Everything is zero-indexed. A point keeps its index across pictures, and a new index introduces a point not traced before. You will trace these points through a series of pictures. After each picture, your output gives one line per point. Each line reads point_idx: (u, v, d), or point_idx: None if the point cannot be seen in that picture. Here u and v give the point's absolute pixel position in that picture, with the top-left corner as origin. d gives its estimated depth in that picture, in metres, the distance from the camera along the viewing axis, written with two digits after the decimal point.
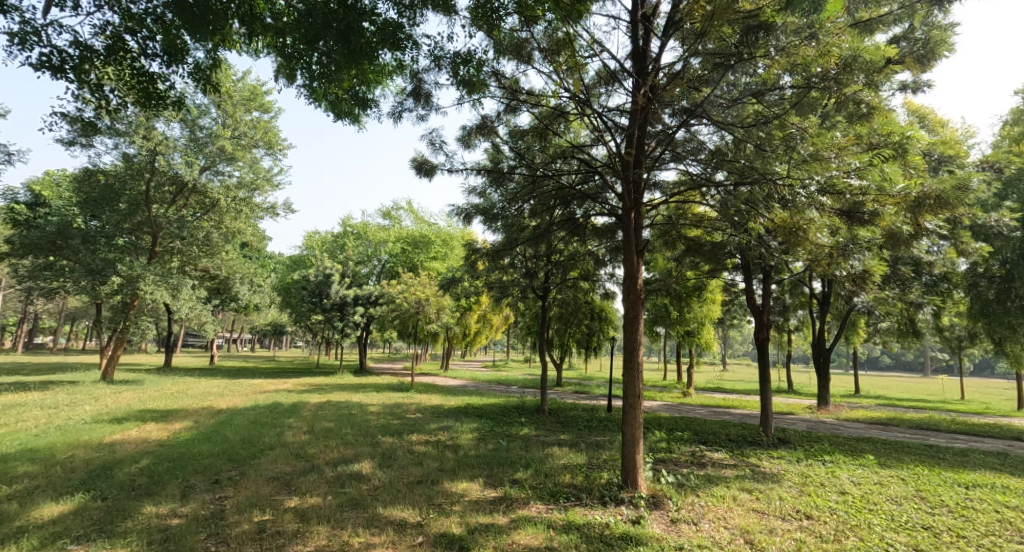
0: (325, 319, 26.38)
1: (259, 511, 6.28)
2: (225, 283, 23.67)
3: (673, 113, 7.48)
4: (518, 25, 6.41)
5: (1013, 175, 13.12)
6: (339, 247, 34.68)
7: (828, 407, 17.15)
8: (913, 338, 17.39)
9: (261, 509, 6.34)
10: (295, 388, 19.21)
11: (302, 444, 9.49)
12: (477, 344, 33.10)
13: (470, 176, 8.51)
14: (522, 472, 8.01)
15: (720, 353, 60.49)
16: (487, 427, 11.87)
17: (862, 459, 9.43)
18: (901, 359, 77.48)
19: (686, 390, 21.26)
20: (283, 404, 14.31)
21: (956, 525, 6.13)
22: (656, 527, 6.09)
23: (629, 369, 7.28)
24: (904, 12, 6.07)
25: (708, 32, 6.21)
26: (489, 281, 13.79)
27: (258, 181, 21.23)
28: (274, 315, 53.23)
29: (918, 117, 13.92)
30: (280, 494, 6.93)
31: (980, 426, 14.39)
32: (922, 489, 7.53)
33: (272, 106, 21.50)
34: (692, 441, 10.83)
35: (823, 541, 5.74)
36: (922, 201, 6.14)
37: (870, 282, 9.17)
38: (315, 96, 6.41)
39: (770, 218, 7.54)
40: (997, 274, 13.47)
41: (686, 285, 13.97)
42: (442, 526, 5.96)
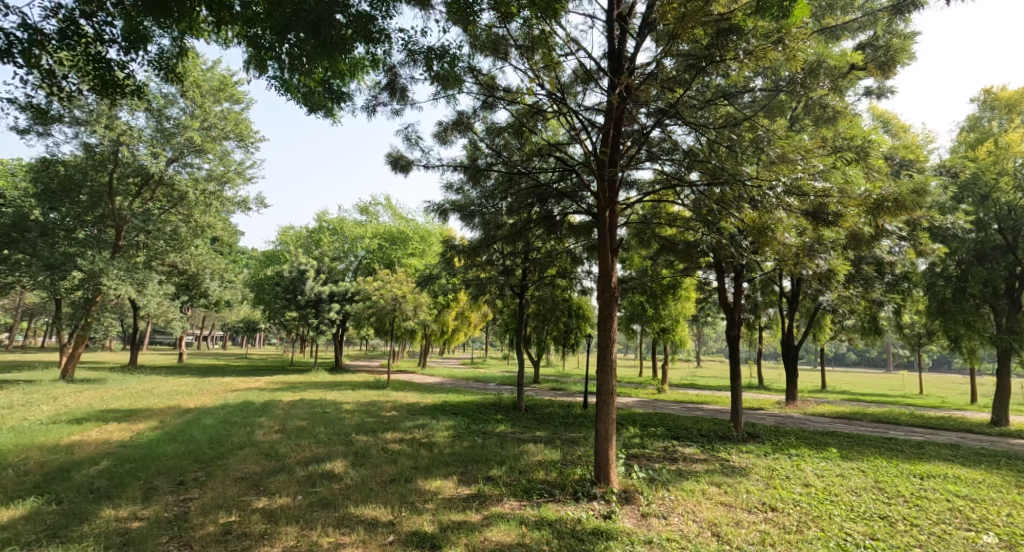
0: (299, 316, 25.95)
1: (225, 512, 6.17)
2: (195, 279, 23.03)
3: (648, 114, 7.55)
4: (494, 21, 6.41)
5: (969, 179, 13.77)
6: (314, 242, 34.04)
7: (796, 403, 17.66)
8: (875, 334, 18.04)
9: (227, 510, 6.23)
10: (267, 387, 18.77)
11: (271, 443, 9.29)
12: (453, 342, 33.02)
13: (447, 172, 8.44)
14: (496, 469, 8.04)
15: (694, 349, 61.58)
16: (463, 424, 11.86)
17: (826, 452, 9.74)
18: (866, 355, 80.22)
19: (660, 387, 21.52)
20: (254, 403, 14.01)
21: (910, 515, 6.38)
22: (627, 521, 6.18)
23: (603, 365, 7.37)
24: (868, 20, 6.25)
25: (681, 34, 6.27)
26: (466, 278, 13.74)
27: (229, 174, 20.76)
28: (247, 312, 52.06)
29: (882, 122, 14.40)
30: (248, 494, 6.81)
31: (936, 419, 15.01)
32: (880, 480, 7.82)
33: (243, 97, 20.97)
34: (665, 436, 11.02)
35: (787, 532, 5.90)
36: (881, 203, 6.39)
37: (835, 281, 9.52)
38: (286, 89, 6.26)
39: (739, 218, 7.61)
40: (954, 274, 14.10)
41: (661, 283, 14.19)
42: (414, 525, 5.94)
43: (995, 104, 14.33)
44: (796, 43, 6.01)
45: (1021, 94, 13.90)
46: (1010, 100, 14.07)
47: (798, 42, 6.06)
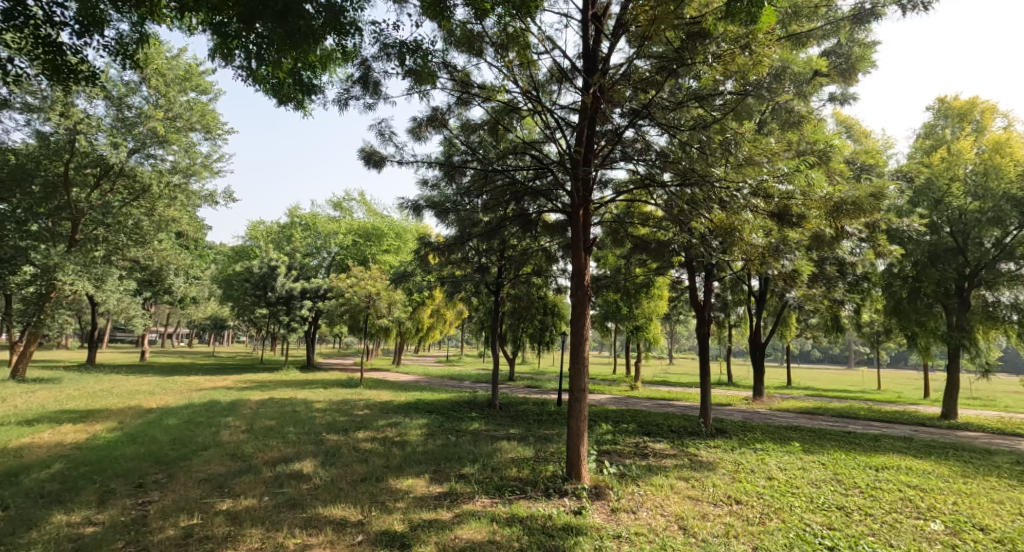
0: (269, 313, 25.47)
1: (187, 515, 6.01)
2: (158, 275, 22.20)
3: (622, 114, 7.64)
4: (469, 17, 6.37)
5: (924, 184, 14.37)
6: (286, 239, 33.18)
7: (763, 399, 18.09)
8: (837, 333, 18.68)
9: (189, 513, 6.07)
10: (234, 386, 18.23)
11: (238, 444, 9.09)
12: (427, 340, 32.88)
13: (421, 168, 8.34)
14: (469, 468, 8.02)
15: (666, 346, 62.68)
16: (437, 423, 11.77)
17: (789, 446, 10.05)
18: (829, 353, 83.12)
19: (633, 384, 21.79)
20: (220, 403, 13.63)
21: (865, 505, 6.63)
22: (597, 517, 6.27)
23: (575, 363, 7.43)
24: (832, 28, 6.44)
25: (652, 35, 6.35)
26: (441, 276, 13.63)
27: (195, 166, 20.09)
28: (215, 309, 50.66)
29: (846, 127, 14.90)
30: (211, 496, 6.66)
31: (891, 413, 15.66)
32: (838, 472, 8.11)
33: (210, 87, 20.39)
34: (637, 433, 11.15)
35: (750, 524, 6.06)
36: (841, 206, 6.61)
37: (800, 280, 9.88)
38: (254, 79, 6.07)
39: (709, 219, 7.83)
40: (910, 274, 14.69)
41: (635, 282, 14.36)
42: (384, 524, 5.88)
43: (949, 112, 15.02)
44: (761, 49, 6.13)
45: (972, 103, 14.60)
46: (962, 110, 14.75)
47: (765, 48, 6.17)
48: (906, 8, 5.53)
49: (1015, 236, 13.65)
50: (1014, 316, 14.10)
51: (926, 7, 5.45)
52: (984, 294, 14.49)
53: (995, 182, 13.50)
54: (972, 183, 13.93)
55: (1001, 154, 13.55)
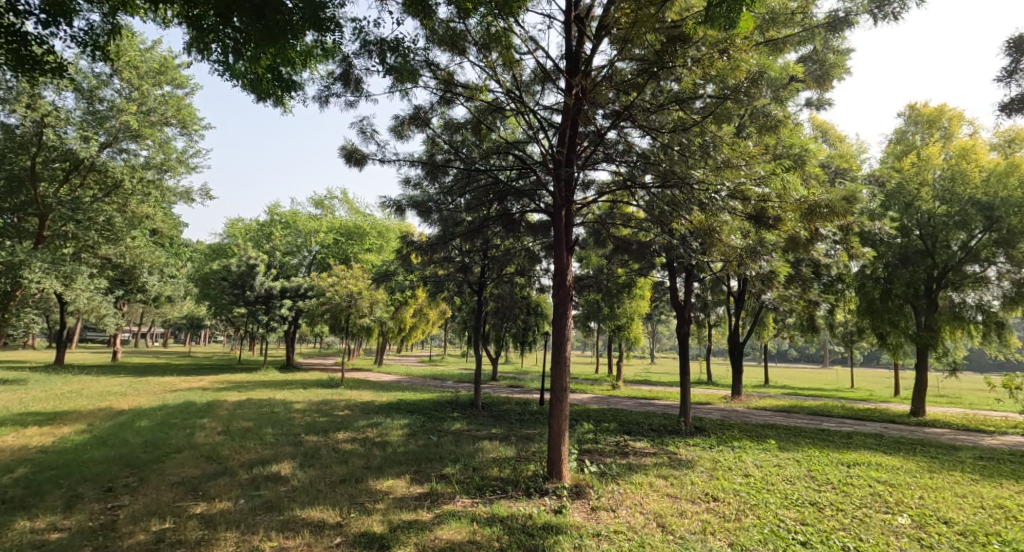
0: (248, 313, 25.01)
1: (158, 519, 5.89)
2: (130, 273, 21.69)
3: (604, 116, 7.70)
4: (452, 16, 6.35)
5: (895, 188, 14.76)
6: (265, 236, 32.59)
7: (741, 398, 18.40)
8: (812, 333, 19.11)
9: (161, 517, 5.95)
10: (211, 387, 17.90)
11: (213, 446, 8.92)
12: (410, 340, 32.79)
13: (404, 167, 8.28)
14: (450, 468, 8.00)
15: (648, 346, 63.31)
16: (418, 423, 11.72)
17: (765, 444, 10.22)
18: (804, 352, 85.06)
19: (615, 383, 21.95)
20: (196, 404, 13.39)
21: (837, 500, 6.79)
22: (577, 515, 6.30)
23: (557, 363, 7.46)
24: (808, 34, 6.54)
25: (634, 38, 6.41)
26: (423, 275, 13.54)
27: (170, 162, 19.63)
28: (190, 308, 49.63)
29: (822, 132, 15.23)
30: (184, 499, 6.53)
31: (863, 410, 16.06)
32: (812, 469, 8.28)
33: (186, 80, 19.97)
34: (618, 432, 11.24)
35: (726, 521, 6.16)
36: (815, 208, 6.75)
37: (776, 281, 10.07)
38: (231, 74, 5.94)
39: (688, 222, 7.95)
40: (882, 276, 15.05)
41: (617, 282, 14.46)
42: (363, 526, 5.83)
43: (918, 119, 15.48)
44: (739, 54, 6.31)
45: (940, 111, 15.08)
46: (931, 117, 15.23)
47: (742, 53, 6.33)
48: (876, 18, 5.68)
49: (980, 240, 14.09)
50: (979, 316, 14.71)
51: (895, 17, 5.61)
52: (951, 295, 14.96)
53: (961, 187, 13.95)
54: (940, 188, 14.32)
55: (967, 160, 14.01)
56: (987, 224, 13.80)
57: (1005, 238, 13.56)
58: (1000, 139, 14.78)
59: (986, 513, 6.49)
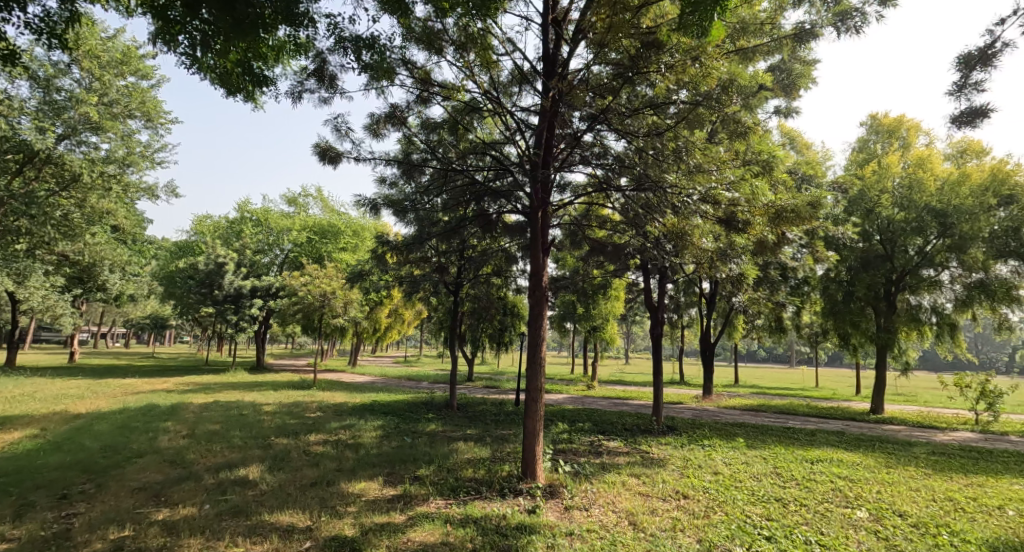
0: (216, 312, 24.41)
1: (117, 527, 5.73)
2: (89, 271, 21.15)
3: (581, 118, 7.81)
4: (430, 15, 6.35)
5: (857, 195, 15.30)
6: (235, 234, 31.87)
7: (712, 397, 18.79)
8: (780, 333, 19.62)
9: (120, 525, 5.79)
10: (176, 389, 17.39)
11: (177, 450, 8.70)
12: (385, 340, 32.50)
13: (379, 166, 8.23)
14: (424, 469, 7.98)
15: (622, 346, 64.01)
16: (392, 424, 11.64)
17: (734, 442, 10.47)
18: (773, 353, 87.46)
19: (590, 384, 22.14)
20: (159, 407, 13.02)
21: (800, 496, 7.02)
22: (551, 515, 6.36)
23: (533, 363, 7.52)
24: (776, 44, 6.74)
25: (609, 42, 6.51)
26: (399, 276, 13.44)
27: (133, 156, 19.01)
28: (154, 307, 48.11)
29: (789, 139, 15.68)
30: (145, 505, 6.36)
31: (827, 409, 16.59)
32: (778, 466, 8.54)
33: (151, 72, 19.47)
34: (592, 432, 11.36)
35: (695, 518, 6.32)
36: (781, 213, 6.97)
37: (745, 284, 10.32)
38: (199, 67, 5.79)
39: (661, 223, 8.23)
40: (845, 279, 15.57)
41: (592, 283, 14.58)
42: (334, 529, 5.79)
43: (879, 128, 16.12)
44: (710, 62, 6.41)
45: (900, 121, 15.73)
46: (891, 126, 15.88)
47: (713, 61, 6.42)
48: (840, 31, 5.91)
49: (934, 245, 14.71)
50: (934, 318, 15.46)
51: (857, 31, 5.84)
52: (908, 297, 15.59)
53: (918, 195, 14.54)
54: (899, 195, 14.92)
55: (923, 169, 14.65)
56: (941, 230, 14.42)
57: (957, 244, 14.15)
58: (954, 150, 15.46)
59: (938, 506, 6.81)
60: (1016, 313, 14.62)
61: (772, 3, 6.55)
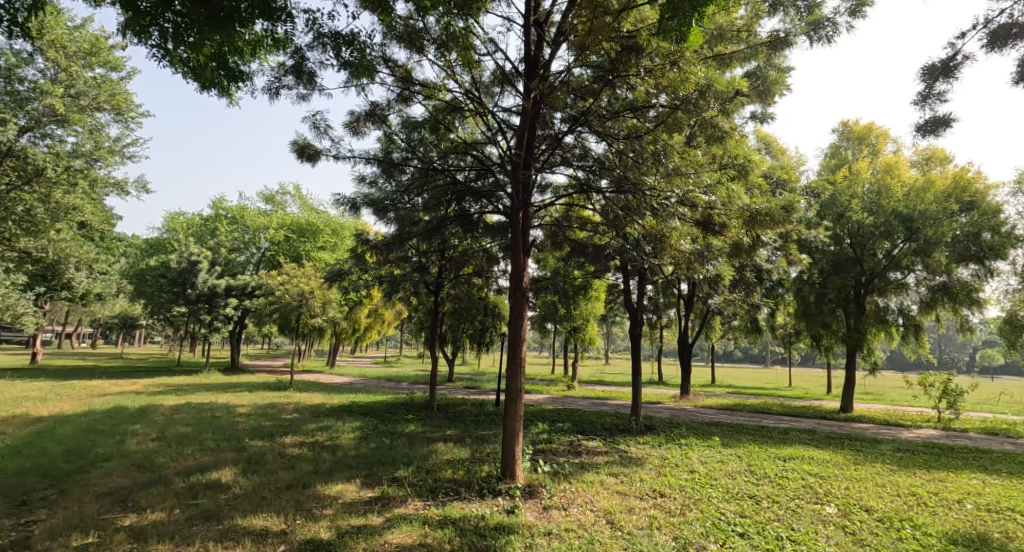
0: (188, 312, 23.89)
1: (80, 533, 5.59)
2: (54, 268, 20.25)
3: (562, 120, 7.87)
4: (411, 13, 6.32)
5: (829, 199, 15.72)
6: (209, 231, 31.25)
7: (689, 396, 19.07)
8: (755, 334, 20.02)
9: (83, 531, 5.65)
10: (145, 390, 16.96)
11: (146, 453, 8.50)
12: (365, 340, 32.21)
13: (359, 164, 8.17)
14: (403, 470, 7.95)
15: (602, 347, 64.51)
16: (371, 426, 11.56)
17: (710, 441, 10.67)
18: (749, 353, 89.25)
19: (570, 384, 22.29)
20: (128, 409, 12.70)
21: (773, 492, 7.19)
22: (529, 515, 6.40)
23: (513, 363, 7.54)
24: (752, 51, 6.89)
25: (590, 45, 6.56)
26: (379, 275, 13.34)
27: (100, 150, 18.55)
28: (123, 306, 46.91)
29: (765, 144, 16.03)
30: (111, 511, 6.21)
31: (799, 408, 16.98)
32: (751, 464, 8.72)
33: (121, 63, 18.96)
34: (571, 431, 11.45)
35: (672, 515, 6.42)
36: (756, 216, 7.13)
37: (721, 285, 10.51)
38: (171, 60, 5.67)
39: (641, 225, 8.33)
40: (817, 281, 15.97)
41: (573, 284, 14.67)
42: (309, 533, 5.73)
43: (850, 135, 16.60)
44: (689, 67, 6.60)
45: (869, 129, 16.24)
46: (861, 134, 16.38)
47: (691, 66, 6.62)
48: (812, 40, 6.08)
49: (901, 249, 15.18)
50: (900, 319, 15.89)
51: (829, 41, 6.02)
52: (876, 299, 16.05)
53: (886, 200, 15.00)
54: (868, 201, 15.38)
55: (891, 175, 15.19)
56: (907, 235, 14.90)
57: (922, 247, 14.69)
58: (920, 157, 15.98)
59: (903, 501, 7.04)
60: (976, 314, 15.20)
61: (747, 10, 6.71)
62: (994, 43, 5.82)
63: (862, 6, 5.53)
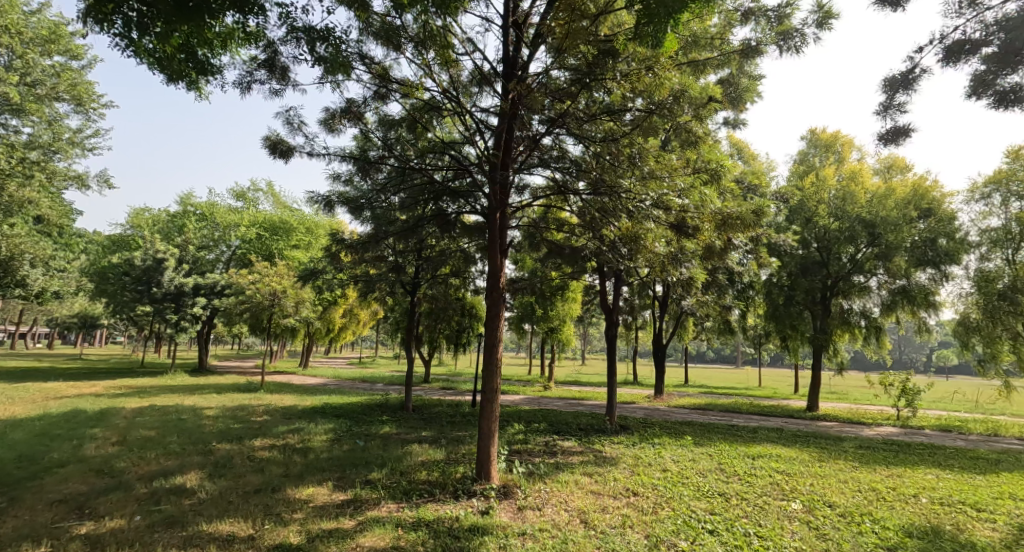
0: (153, 311, 23.17)
1: (33, 543, 5.38)
2: (7, 266, 19.17)
3: (540, 121, 7.89)
4: (388, 10, 6.27)
5: (798, 204, 16.16)
6: (177, 228, 30.39)
7: (663, 396, 19.36)
8: (727, 335, 20.44)
9: (35, 541, 5.43)
10: (107, 392, 16.39)
11: (105, 458, 8.23)
12: (339, 340, 31.75)
13: (334, 162, 8.05)
14: (376, 472, 7.87)
15: (579, 347, 64.91)
16: (344, 427, 11.40)
17: (682, 440, 10.84)
18: (721, 353, 91.04)
19: (546, 384, 22.38)
20: (87, 412, 12.24)
21: (741, 490, 7.36)
22: (504, 515, 6.41)
23: (489, 364, 7.54)
24: (725, 59, 7.03)
25: (567, 48, 6.61)
26: (354, 275, 13.17)
27: (59, 142, 18.08)
28: (84, 305, 45.16)
29: (737, 149, 16.38)
30: (67, 519, 5.99)
31: (768, 407, 17.39)
32: (722, 462, 8.91)
33: (82, 51, 18.30)
34: (547, 432, 11.50)
35: (644, 514, 6.50)
36: (727, 220, 7.30)
37: (695, 287, 10.70)
38: (136, 51, 5.48)
39: (616, 227, 8.41)
40: (785, 283, 16.40)
41: (550, 285, 14.74)
42: (278, 537, 5.63)
43: (818, 142, 17.07)
44: (663, 72, 6.62)
45: (836, 137, 16.73)
46: (828, 141, 16.87)
47: (666, 71, 6.62)
48: (782, 49, 6.24)
49: (865, 253, 15.68)
50: (863, 321, 16.25)
51: (797, 51, 6.19)
52: (842, 302, 16.31)
53: (851, 206, 15.51)
54: (834, 206, 15.87)
55: (856, 182, 15.71)
56: (870, 240, 15.44)
57: (883, 252, 15.21)
58: (882, 165, 16.54)
59: (864, 496, 7.28)
60: (933, 316, 15.83)
61: (721, 19, 6.85)
62: (948, 58, 6.06)
63: (828, 18, 5.70)
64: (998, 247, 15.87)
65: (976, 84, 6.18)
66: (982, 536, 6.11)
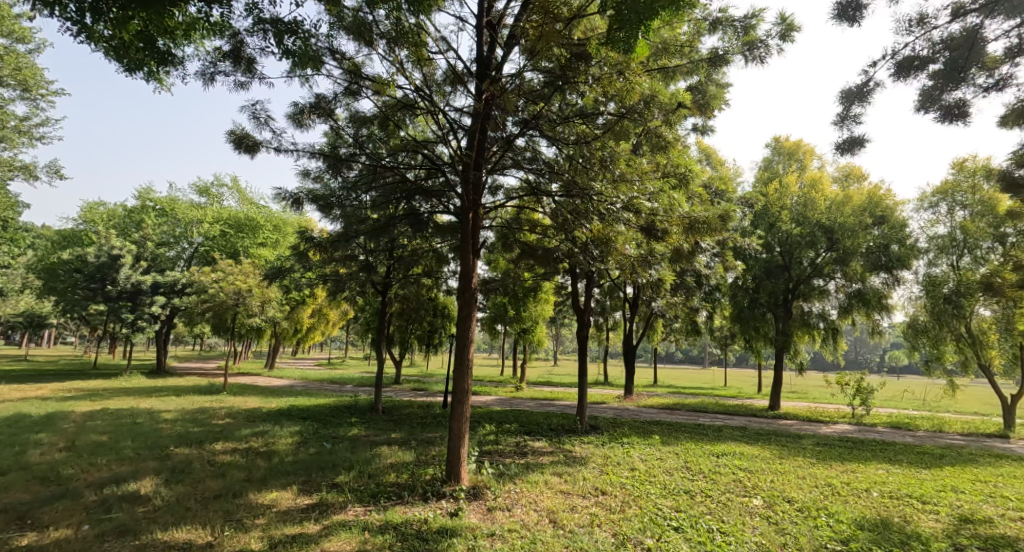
0: (108, 310, 22.21)
1: None
2: None
3: (513, 122, 7.89)
4: (359, 5, 6.17)
5: (762, 209, 16.63)
6: (134, 224, 29.26)
7: (632, 396, 19.61)
8: (694, 336, 20.86)
9: None
10: (55, 396, 15.61)
11: (51, 464, 7.84)
12: (308, 341, 31.09)
13: (302, 158, 7.87)
14: (343, 475, 7.73)
15: (551, 348, 65.25)
16: (310, 430, 11.15)
17: (650, 439, 11.00)
18: (689, 354, 92.88)
19: (518, 385, 22.42)
20: (33, 416, 11.64)
21: (705, 487, 7.52)
22: (473, 517, 6.38)
23: (460, 365, 7.49)
24: (693, 66, 7.17)
25: (540, 50, 6.64)
26: (323, 274, 12.91)
27: (3, 130, 17.14)
28: (33, 303, 42.99)
29: (705, 155, 16.77)
30: (7, 530, 5.69)
31: (733, 406, 17.78)
32: (689, 460, 9.08)
33: (28, 35, 17.43)
34: (517, 432, 11.50)
35: (612, 513, 6.57)
36: (694, 223, 7.46)
37: (664, 288, 10.87)
38: (89, 37, 5.26)
39: (588, 229, 8.40)
40: (750, 286, 16.83)
41: (522, 286, 14.76)
42: (239, 543, 5.48)
43: (781, 150, 17.61)
44: (634, 78, 6.71)
45: (798, 145, 17.29)
46: (791, 149, 17.43)
47: (636, 76, 6.74)
48: (748, 59, 6.40)
49: (824, 258, 16.25)
50: (822, 323, 16.90)
51: (761, 61, 6.37)
52: (802, 304, 16.92)
53: (811, 211, 16.05)
54: (797, 212, 16.38)
55: (816, 189, 16.27)
56: (829, 245, 16.01)
57: (841, 257, 15.83)
58: (841, 173, 17.16)
59: (820, 491, 7.54)
60: (886, 319, 16.49)
61: (691, 27, 6.99)
62: (899, 73, 6.33)
63: (791, 31, 5.88)
64: (944, 253, 16.61)
65: (923, 99, 6.47)
66: (926, 527, 6.40)
